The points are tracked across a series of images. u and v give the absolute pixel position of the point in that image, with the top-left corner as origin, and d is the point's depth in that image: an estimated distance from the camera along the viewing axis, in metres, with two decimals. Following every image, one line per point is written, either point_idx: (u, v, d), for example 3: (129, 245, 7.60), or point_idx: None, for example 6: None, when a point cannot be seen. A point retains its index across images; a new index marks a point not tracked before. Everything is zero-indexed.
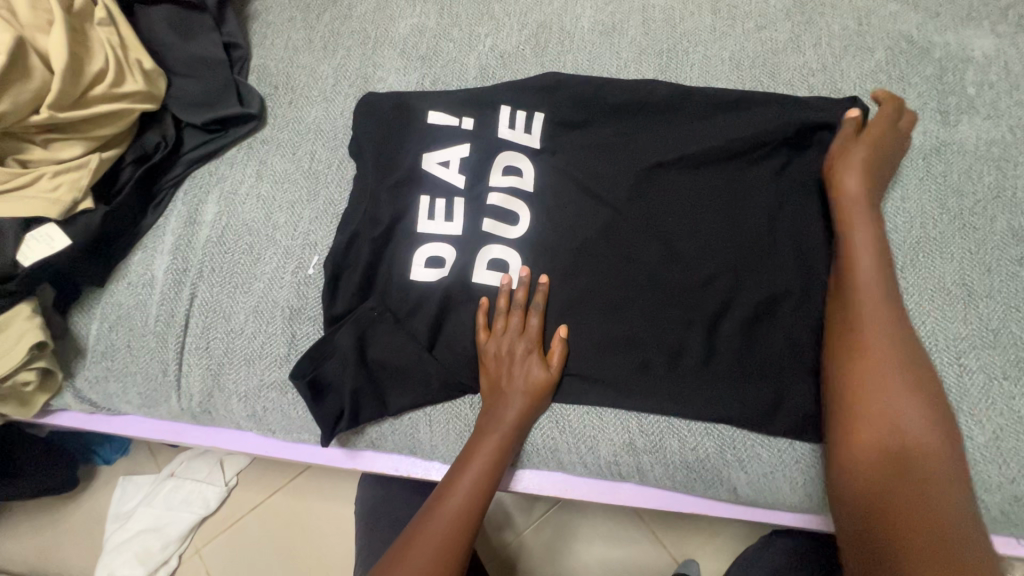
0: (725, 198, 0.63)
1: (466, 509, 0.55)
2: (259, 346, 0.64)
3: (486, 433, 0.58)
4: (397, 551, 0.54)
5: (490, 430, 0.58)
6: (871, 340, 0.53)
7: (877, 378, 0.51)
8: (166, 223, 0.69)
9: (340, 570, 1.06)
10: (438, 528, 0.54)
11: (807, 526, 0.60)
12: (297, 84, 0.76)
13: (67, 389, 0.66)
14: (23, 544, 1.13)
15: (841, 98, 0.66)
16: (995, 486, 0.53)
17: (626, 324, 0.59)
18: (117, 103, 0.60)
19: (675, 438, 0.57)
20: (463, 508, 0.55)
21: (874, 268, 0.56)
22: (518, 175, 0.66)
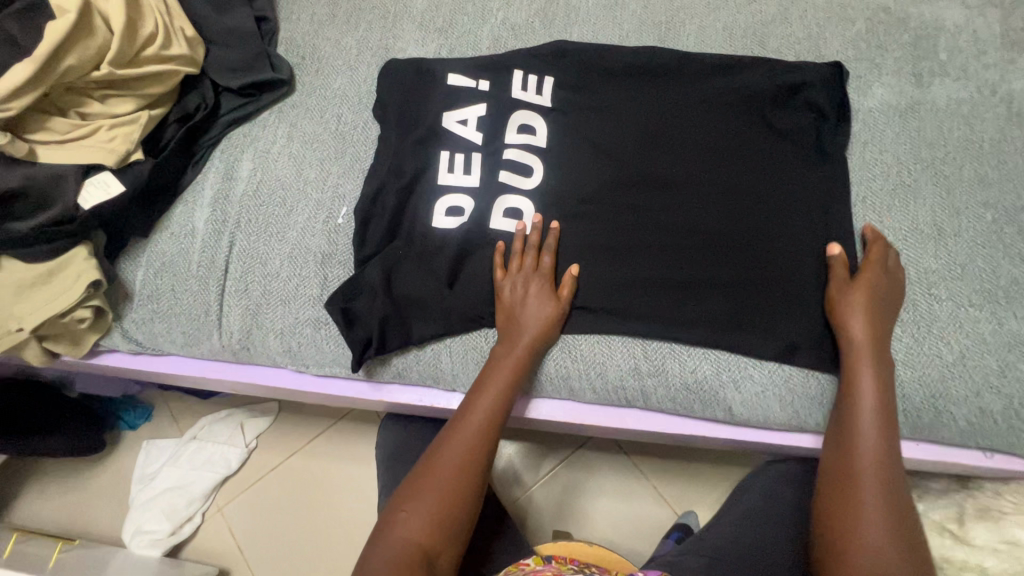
0: (721, 149, 0.68)
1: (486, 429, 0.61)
2: (294, 288, 0.70)
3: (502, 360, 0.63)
4: (422, 471, 0.60)
5: (508, 354, 0.63)
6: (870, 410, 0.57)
7: (862, 437, 0.56)
8: (205, 178, 0.74)
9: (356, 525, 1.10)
10: (460, 447, 0.60)
11: (792, 443, 0.67)
12: (322, 54, 0.81)
13: (116, 330, 0.72)
14: (44, 505, 1.16)
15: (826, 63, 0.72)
16: (962, 399, 0.60)
17: (631, 261, 0.65)
18: (166, 65, 0.67)
19: (676, 362, 0.64)
20: (482, 431, 0.61)
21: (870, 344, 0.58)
22: (533, 130, 0.71)
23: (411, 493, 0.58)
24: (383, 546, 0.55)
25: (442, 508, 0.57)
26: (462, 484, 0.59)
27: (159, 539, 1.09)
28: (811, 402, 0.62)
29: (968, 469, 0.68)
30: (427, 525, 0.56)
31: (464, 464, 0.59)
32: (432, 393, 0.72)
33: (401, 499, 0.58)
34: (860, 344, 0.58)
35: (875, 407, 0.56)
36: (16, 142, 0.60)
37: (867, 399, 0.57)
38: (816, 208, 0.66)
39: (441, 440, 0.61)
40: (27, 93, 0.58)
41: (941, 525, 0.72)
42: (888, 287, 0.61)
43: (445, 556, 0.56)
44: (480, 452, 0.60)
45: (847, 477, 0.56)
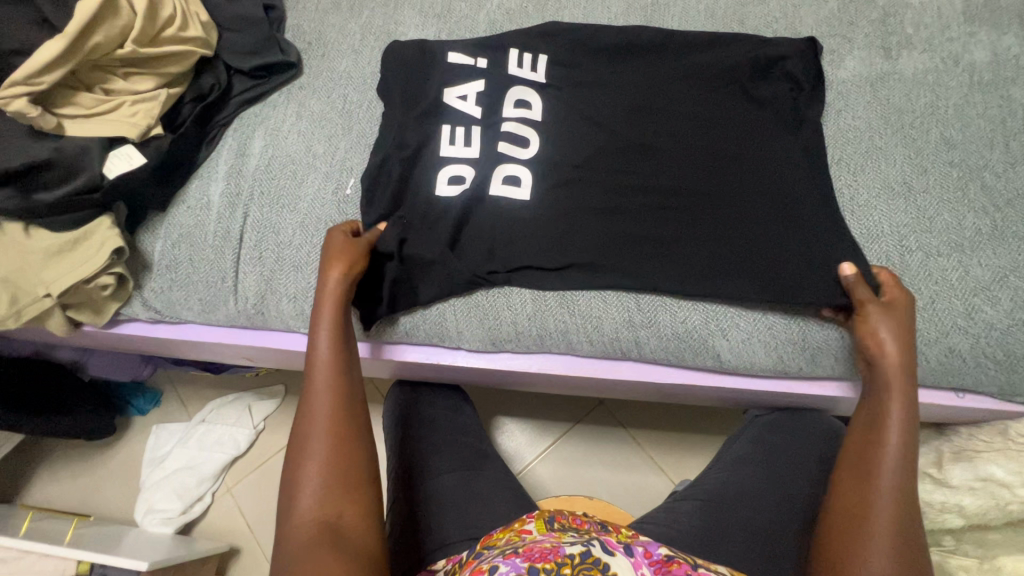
0: (705, 116, 0.73)
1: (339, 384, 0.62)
2: (306, 254, 0.74)
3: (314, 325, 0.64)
4: (296, 450, 0.59)
5: (320, 316, 0.64)
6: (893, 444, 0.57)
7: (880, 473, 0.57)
8: (219, 154, 0.79)
9: None
10: (323, 410, 0.60)
11: (776, 389, 0.72)
12: (328, 40, 0.86)
13: (136, 298, 0.75)
14: (56, 489, 1.18)
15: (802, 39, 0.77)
16: (932, 340, 0.65)
17: (624, 221, 0.69)
18: (183, 45, 0.71)
19: (667, 314, 0.68)
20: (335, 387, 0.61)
21: (902, 382, 0.59)
22: (527, 104, 0.76)
23: (293, 473, 0.57)
24: (288, 533, 0.55)
25: (331, 469, 0.57)
26: (342, 438, 0.59)
27: (171, 517, 1.10)
28: (793, 347, 0.67)
29: (943, 413, 0.72)
30: (319, 489, 0.56)
31: (333, 421, 0.59)
32: (438, 351, 0.76)
33: (288, 484, 0.58)
34: (890, 360, 0.60)
35: (895, 438, 0.58)
36: (46, 116, 0.65)
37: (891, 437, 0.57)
38: (799, 168, 0.70)
39: (306, 415, 0.60)
40: (56, 68, 0.63)
41: (922, 470, 0.76)
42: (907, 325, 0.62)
43: (350, 511, 0.56)
44: (346, 403, 0.61)
45: (856, 503, 0.57)
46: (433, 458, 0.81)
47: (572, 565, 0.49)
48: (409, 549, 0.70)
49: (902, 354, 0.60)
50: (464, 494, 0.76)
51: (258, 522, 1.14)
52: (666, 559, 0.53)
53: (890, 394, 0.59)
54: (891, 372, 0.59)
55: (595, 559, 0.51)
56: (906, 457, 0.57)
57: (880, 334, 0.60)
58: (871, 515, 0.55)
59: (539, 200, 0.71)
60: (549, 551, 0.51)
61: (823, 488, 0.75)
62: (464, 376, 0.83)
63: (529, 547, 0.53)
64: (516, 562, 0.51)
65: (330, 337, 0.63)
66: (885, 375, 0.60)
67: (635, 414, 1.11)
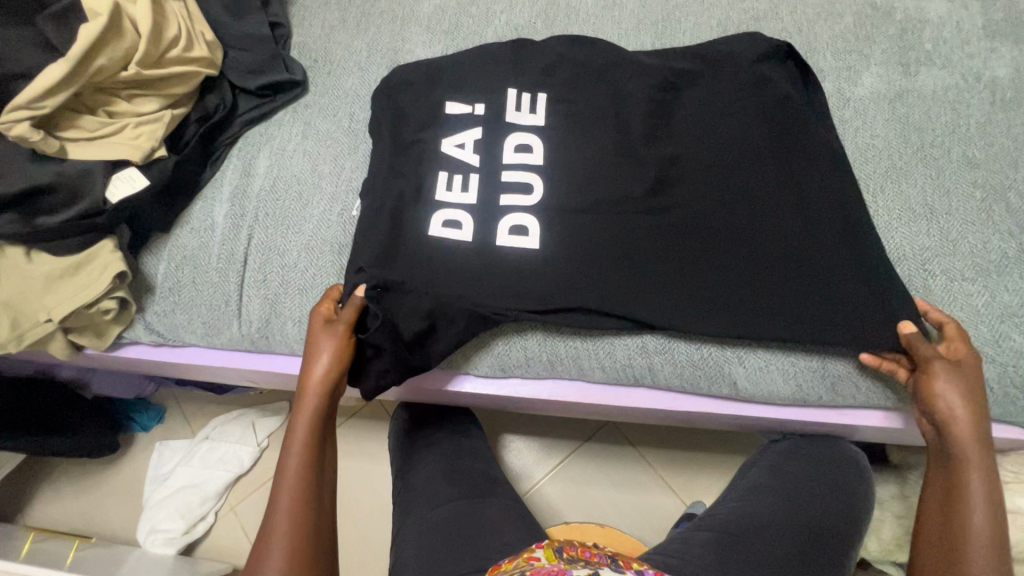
0: (714, 150, 0.70)
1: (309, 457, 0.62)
2: (311, 277, 0.72)
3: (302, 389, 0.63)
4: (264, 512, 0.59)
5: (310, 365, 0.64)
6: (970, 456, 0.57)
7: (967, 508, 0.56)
8: (223, 175, 0.78)
9: (360, 527, 1.05)
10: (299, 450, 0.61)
11: (792, 417, 0.70)
12: (334, 57, 0.85)
13: (139, 322, 0.74)
14: (57, 507, 1.17)
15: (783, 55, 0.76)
16: None
17: (641, 261, 0.66)
18: (188, 66, 0.70)
19: (682, 339, 0.66)
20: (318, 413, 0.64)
21: (975, 438, 0.57)
22: (529, 147, 0.71)
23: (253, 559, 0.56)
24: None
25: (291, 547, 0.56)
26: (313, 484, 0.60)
27: (174, 537, 1.09)
28: (812, 374, 0.65)
29: None
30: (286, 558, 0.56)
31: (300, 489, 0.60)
32: (447, 378, 0.74)
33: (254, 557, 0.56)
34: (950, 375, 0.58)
35: (980, 475, 0.56)
36: (48, 140, 0.63)
37: (970, 460, 0.57)
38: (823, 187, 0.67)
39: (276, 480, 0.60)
40: (59, 92, 0.62)
41: None
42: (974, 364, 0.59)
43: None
44: (314, 507, 0.59)
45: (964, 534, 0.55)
46: (440, 484, 0.79)
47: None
48: None
49: (969, 396, 0.57)
50: (472, 521, 0.73)
51: None
52: None
53: (957, 420, 0.57)
54: (955, 404, 0.57)
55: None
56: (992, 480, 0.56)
57: (942, 369, 0.58)
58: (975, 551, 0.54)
59: (548, 228, 0.68)
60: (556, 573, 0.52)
61: (848, 521, 0.72)
62: (473, 401, 0.82)
63: (534, 571, 0.53)
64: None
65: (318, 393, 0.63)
66: (932, 383, 0.58)
67: (644, 432, 1.09)
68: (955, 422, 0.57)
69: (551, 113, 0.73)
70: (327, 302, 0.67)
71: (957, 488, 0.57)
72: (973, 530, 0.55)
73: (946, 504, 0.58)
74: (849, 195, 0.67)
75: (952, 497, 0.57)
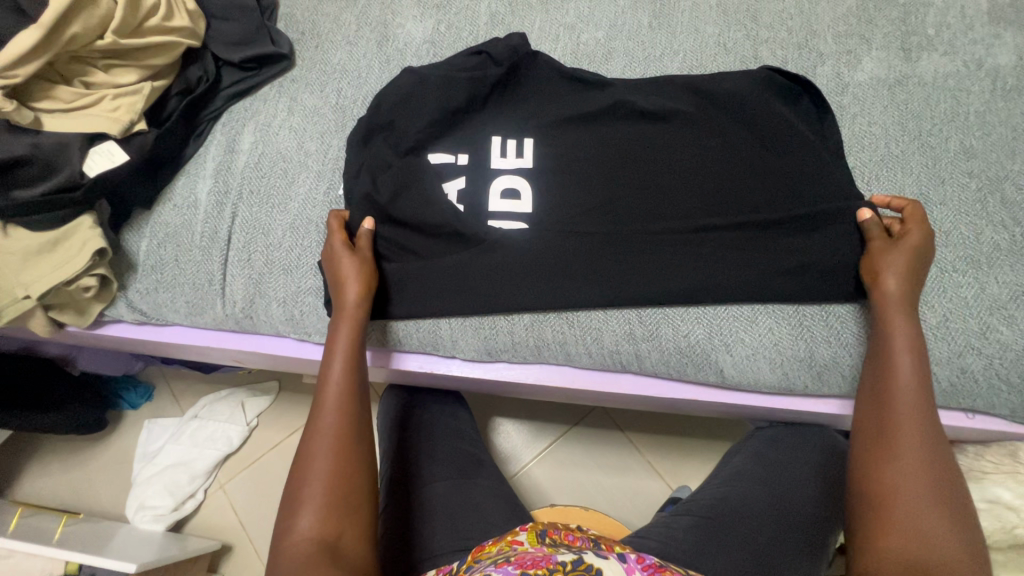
0: (711, 144, 0.70)
1: (346, 418, 0.59)
2: (296, 257, 0.71)
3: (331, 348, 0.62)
4: (298, 465, 0.56)
5: (339, 324, 0.63)
6: (908, 408, 0.54)
7: (903, 421, 0.54)
8: (207, 150, 0.76)
9: None
10: (334, 412, 0.58)
11: (779, 407, 0.70)
12: (322, 30, 0.82)
13: (121, 299, 0.73)
14: (47, 482, 1.17)
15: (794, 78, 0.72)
16: (944, 360, 0.63)
17: (627, 278, 0.66)
18: (168, 36, 0.68)
19: (669, 327, 0.66)
20: (349, 368, 0.61)
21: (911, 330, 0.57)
22: (516, 191, 0.70)
23: (288, 509, 0.54)
24: (280, 562, 0.51)
25: (325, 497, 0.54)
26: (347, 440, 0.57)
27: (162, 514, 1.09)
28: (800, 363, 0.65)
29: (951, 431, 0.70)
30: (321, 511, 0.53)
31: (337, 443, 0.57)
32: (433, 360, 0.73)
33: (286, 508, 0.55)
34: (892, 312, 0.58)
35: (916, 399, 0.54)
36: (22, 110, 0.61)
37: (904, 405, 0.54)
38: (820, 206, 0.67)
39: (308, 443, 0.57)
40: (31, 61, 0.60)
41: None
42: (925, 254, 0.60)
43: (348, 537, 0.53)
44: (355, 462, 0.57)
45: (889, 463, 0.53)
46: (426, 465, 0.79)
47: (564, 570, 0.48)
48: (394, 562, 0.68)
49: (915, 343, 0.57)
50: (456, 503, 0.74)
51: (250, 519, 1.13)
52: (659, 565, 0.52)
53: (900, 369, 0.56)
54: (905, 354, 0.56)
55: (588, 565, 0.50)
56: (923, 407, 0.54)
57: (888, 266, 0.59)
58: (907, 479, 0.52)
59: (538, 216, 0.70)
60: (541, 558, 0.50)
61: (829, 506, 0.73)
62: (461, 384, 0.82)
63: (520, 556, 0.52)
64: (507, 569, 0.49)
65: (349, 342, 0.62)
66: (888, 316, 0.58)
67: (634, 418, 1.09)
68: (897, 370, 0.56)
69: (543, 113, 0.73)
70: (338, 237, 0.66)
71: (891, 430, 0.54)
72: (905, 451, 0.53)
73: (879, 441, 0.55)
74: (850, 243, 0.64)
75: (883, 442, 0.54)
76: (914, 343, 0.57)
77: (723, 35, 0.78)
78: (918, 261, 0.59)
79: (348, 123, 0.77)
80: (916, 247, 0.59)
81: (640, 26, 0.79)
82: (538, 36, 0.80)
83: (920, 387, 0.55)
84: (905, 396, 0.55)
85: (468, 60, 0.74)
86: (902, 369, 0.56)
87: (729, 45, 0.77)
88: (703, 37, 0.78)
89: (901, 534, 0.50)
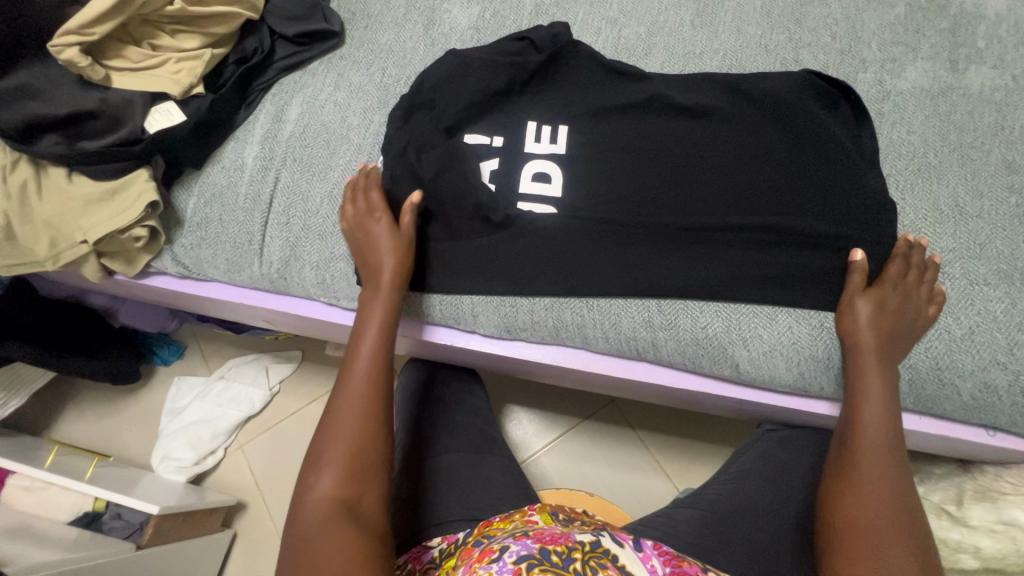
0: (745, 142, 0.71)
1: (367, 394, 0.61)
2: (331, 224, 0.75)
3: (365, 323, 0.65)
4: (321, 437, 0.59)
5: (384, 299, 0.66)
6: (871, 429, 0.59)
7: (864, 444, 0.59)
8: (256, 118, 0.80)
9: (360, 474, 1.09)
10: (362, 383, 0.61)
11: (794, 408, 0.70)
12: (373, 12, 0.86)
13: (166, 252, 0.77)
14: (81, 426, 1.23)
15: (834, 81, 0.72)
16: (968, 373, 0.62)
17: (648, 267, 0.67)
18: (231, 6, 0.72)
19: (688, 317, 0.67)
20: (378, 348, 0.64)
21: (877, 353, 0.60)
22: (547, 176, 0.72)
23: (310, 471, 0.57)
24: (300, 515, 0.54)
25: (349, 455, 0.56)
26: (369, 417, 0.59)
27: (185, 466, 1.14)
28: (816, 365, 0.65)
29: (970, 449, 0.69)
30: (342, 474, 0.55)
31: (357, 418, 0.59)
32: (451, 333, 0.75)
33: (309, 465, 0.57)
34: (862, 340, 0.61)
35: (881, 423, 0.59)
36: (94, 66, 0.66)
37: (869, 428, 0.59)
38: (850, 213, 0.66)
39: (337, 412, 0.60)
40: (107, 20, 0.65)
41: (940, 506, 0.74)
42: (905, 292, 0.62)
43: (370, 495, 0.55)
44: (374, 432, 0.59)
45: (849, 510, 0.56)
46: (436, 436, 0.81)
47: (582, 550, 0.49)
48: (400, 525, 0.70)
49: (885, 400, 0.59)
50: (467, 477, 0.76)
51: (266, 480, 1.17)
52: (678, 556, 0.54)
53: (866, 424, 0.59)
54: (872, 411, 0.59)
55: (606, 551, 0.51)
56: (884, 462, 0.57)
57: (857, 321, 0.62)
58: (872, 499, 0.56)
59: (567, 202, 0.71)
60: (560, 537, 0.51)
61: None
62: (480, 361, 0.84)
63: (539, 533, 0.53)
64: (526, 543, 0.50)
65: (384, 318, 0.65)
66: (862, 359, 0.61)
67: (645, 416, 1.09)
68: (861, 425, 0.60)
69: (578, 103, 0.75)
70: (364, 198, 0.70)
71: (855, 480, 0.58)
72: (863, 470, 0.58)
73: (846, 486, 0.58)
74: (872, 250, 0.65)
75: (850, 462, 0.59)
76: (888, 394, 0.60)
77: (765, 37, 0.78)
78: (894, 294, 0.62)
79: (390, 100, 0.80)
80: (894, 283, 0.62)
81: (682, 24, 0.80)
82: (580, 28, 0.81)
83: (889, 412, 0.59)
84: (872, 450, 0.58)
85: (511, 48, 0.76)
86: (872, 400, 0.60)
87: (771, 46, 0.77)
88: (744, 37, 0.78)
89: (858, 550, 0.54)
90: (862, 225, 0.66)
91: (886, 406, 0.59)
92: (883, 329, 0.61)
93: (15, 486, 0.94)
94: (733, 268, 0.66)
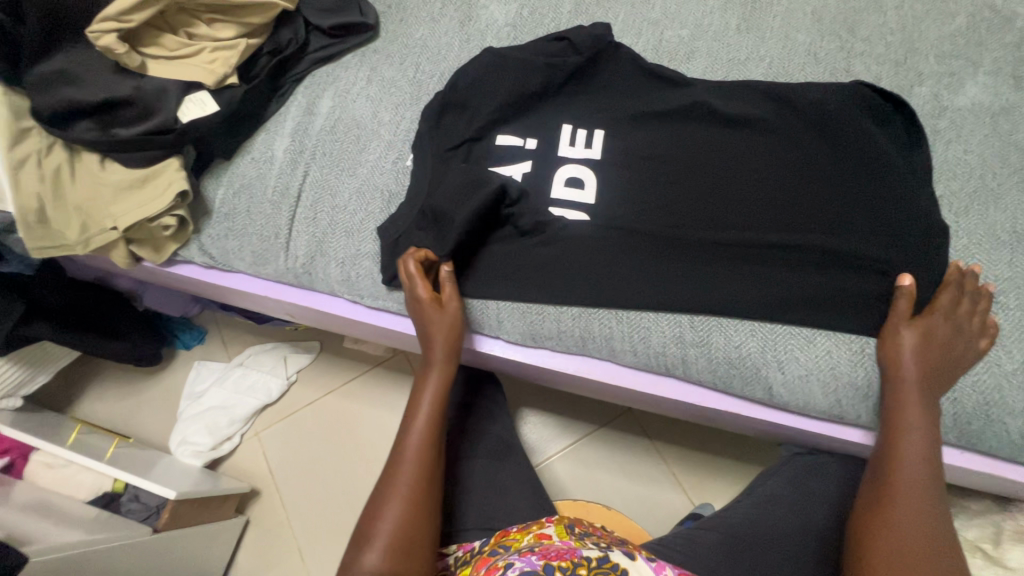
0: (789, 155, 0.68)
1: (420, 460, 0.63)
2: (358, 221, 0.74)
3: (420, 391, 0.66)
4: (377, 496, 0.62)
5: (432, 384, 0.66)
6: (909, 460, 0.56)
7: (900, 475, 0.56)
8: (287, 110, 0.79)
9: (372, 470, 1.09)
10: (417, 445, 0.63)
11: (827, 434, 0.67)
12: (408, 5, 0.84)
13: (194, 242, 0.77)
14: (102, 405, 1.25)
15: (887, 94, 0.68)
16: (1019, 412, 0.59)
17: (681, 281, 0.65)
18: None
19: (721, 335, 0.65)
20: (435, 408, 0.66)
21: (919, 382, 0.57)
22: (580, 181, 0.70)
23: (363, 535, 0.59)
24: None
25: (398, 538, 0.58)
26: (419, 490, 0.61)
27: (201, 451, 1.15)
28: (854, 392, 0.62)
29: (1013, 488, 0.66)
30: (387, 555, 0.57)
31: (407, 493, 0.60)
32: (474, 338, 0.73)
33: (362, 528, 0.60)
34: (903, 367, 0.58)
35: (920, 454, 0.56)
36: (130, 54, 0.66)
37: (907, 459, 0.56)
38: (899, 235, 0.63)
39: (393, 473, 0.62)
40: (145, 8, 0.65)
41: (975, 544, 0.71)
42: (954, 322, 0.59)
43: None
44: (422, 502, 0.61)
45: (881, 544, 0.55)
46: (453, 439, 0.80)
47: (588, 565, 0.49)
48: None
49: (927, 428, 0.57)
50: (484, 484, 0.75)
51: (280, 469, 1.18)
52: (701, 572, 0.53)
53: (904, 455, 0.57)
54: (911, 439, 0.57)
55: (612, 565, 0.51)
56: (923, 494, 0.55)
57: (900, 348, 0.59)
58: (904, 535, 0.54)
59: (600, 208, 0.69)
60: (565, 552, 0.51)
61: None
62: (502, 366, 0.82)
63: (545, 547, 0.53)
64: (531, 560, 0.50)
65: (435, 399, 0.66)
66: (902, 388, 0.58)
67: (664, 427, 1.07)
68: (899, 455, 0.57)
69: (616, 107, 0.72)
70: (414, 263, 0.65)
71: (887, 513, 0.56)
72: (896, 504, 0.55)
73: (877, 519, 0.56)
74: (922, 275, 0.62)
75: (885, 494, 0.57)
76: (928, 423, 0.57)
77: (815, 45, 0.74)
78: (940, 322, 0.59)
79: (423, 96, 0.78)
80: (946, 313, 0.59)
81: (727, 28, 0.77)
82: (621, 29, 0.79)
83: (929, 442, 0.56)
84: (909, 482, 0.56)
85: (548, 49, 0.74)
86: (911, 430, 0.57)
87: (820, 54, 0.74)
88: (793, 44, 0.75)
89: None
90: (911, 248, 0.63)
91: (926, 437, 0.56)
92: (927, 357, 0.58)
93: (39, 463, 0.96)
94: (771, 286, 0.64)
